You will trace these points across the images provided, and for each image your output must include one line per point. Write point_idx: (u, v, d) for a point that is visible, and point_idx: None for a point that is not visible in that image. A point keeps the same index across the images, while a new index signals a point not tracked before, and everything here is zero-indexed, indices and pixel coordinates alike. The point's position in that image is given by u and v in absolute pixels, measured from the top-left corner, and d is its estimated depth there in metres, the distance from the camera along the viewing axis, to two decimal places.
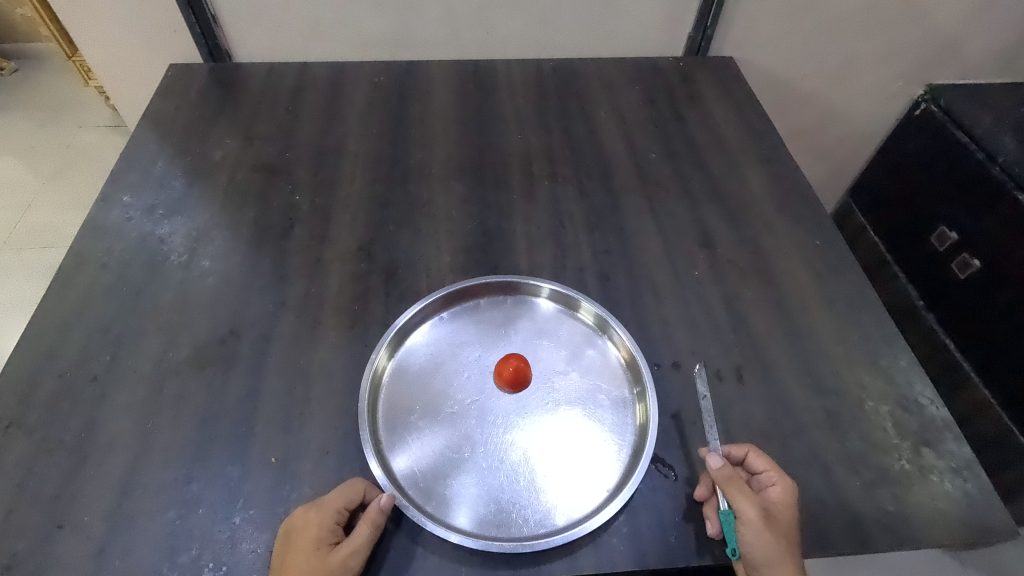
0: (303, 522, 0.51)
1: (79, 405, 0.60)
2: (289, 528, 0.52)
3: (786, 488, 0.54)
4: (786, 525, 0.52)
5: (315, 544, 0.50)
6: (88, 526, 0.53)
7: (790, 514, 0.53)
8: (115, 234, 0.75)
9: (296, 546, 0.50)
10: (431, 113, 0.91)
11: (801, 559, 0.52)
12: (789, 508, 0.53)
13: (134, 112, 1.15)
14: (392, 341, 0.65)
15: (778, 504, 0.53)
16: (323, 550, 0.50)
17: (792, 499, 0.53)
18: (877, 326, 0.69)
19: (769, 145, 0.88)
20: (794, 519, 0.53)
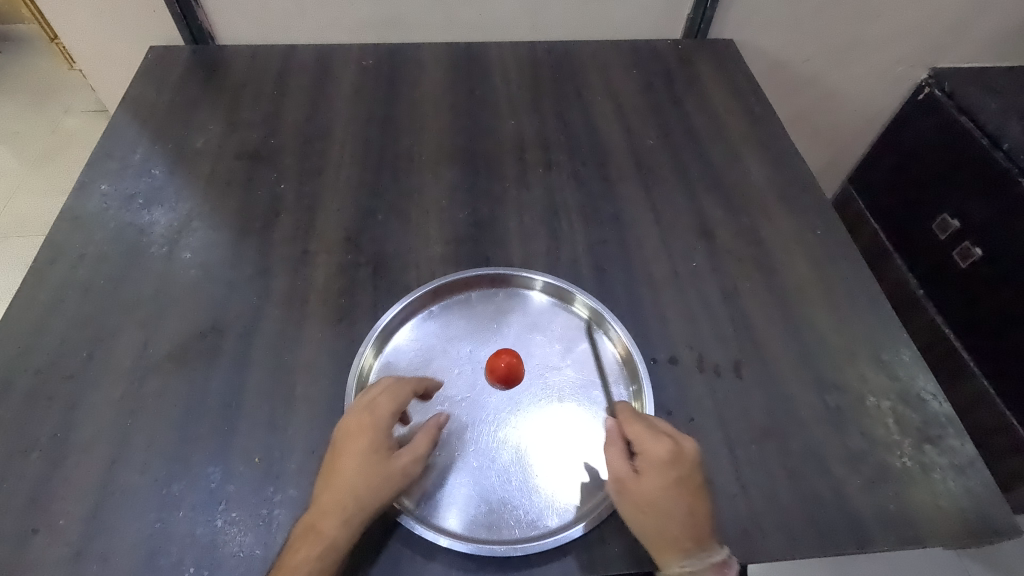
0: (358, 426, 0.52)
1: (57, 403, 0.58)
2: (342, 432, 0.52)
3: (659, 450, 0.51)
4: (664, 489, 0.50)
5: (370, 451, 0.51)
6: (65, 530, 0.51)
7: (667, 477, 0.50)
8: (92, 225, 0.72)
9: (350, 452, 0.51)
10: (422, 97, 0.88)
11: (677, 534, 0.49)
12: (667, 469, 0.50)
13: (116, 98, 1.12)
14: (378, 337, 0.63)
15: (652, 467, 0.51)
16: (379, 456, 0.51)
17: (668, 460, 0.50)
18: (879, 318, 0.67)
19: (770, 130, 0.86)
20: (674, 481, 0.50)
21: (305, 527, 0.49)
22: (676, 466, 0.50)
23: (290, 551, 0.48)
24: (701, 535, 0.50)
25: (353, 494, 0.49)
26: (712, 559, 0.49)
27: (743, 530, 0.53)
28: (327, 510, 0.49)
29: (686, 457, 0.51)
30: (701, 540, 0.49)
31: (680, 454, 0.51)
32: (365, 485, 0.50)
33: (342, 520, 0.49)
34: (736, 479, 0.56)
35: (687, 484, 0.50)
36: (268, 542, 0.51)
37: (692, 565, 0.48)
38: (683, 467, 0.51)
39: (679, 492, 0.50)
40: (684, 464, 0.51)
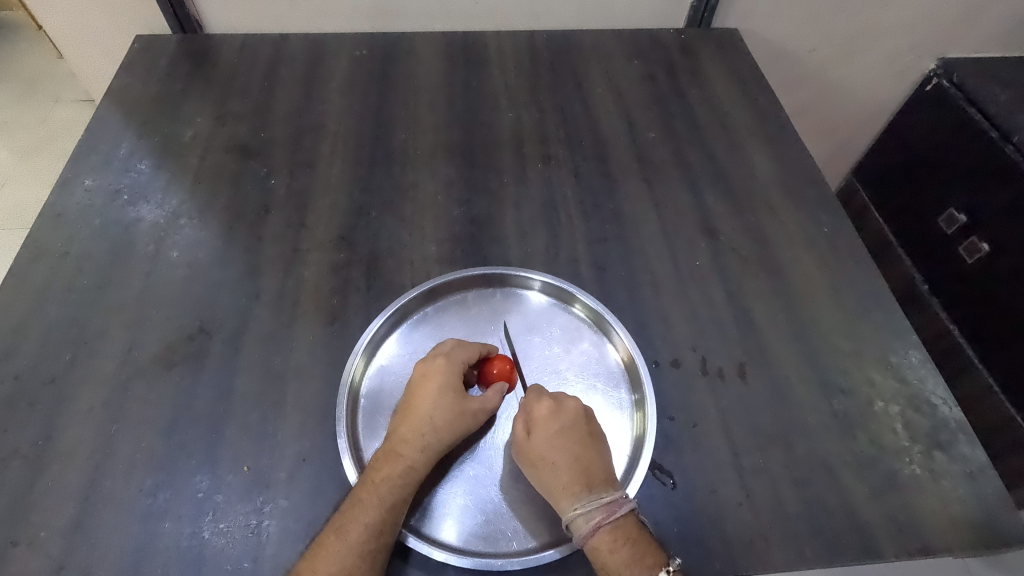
0: (432, 370, 0.55)
1: (38, 409, 0.56)
2: (423, 371, 0.55)
3: (542, 403, 0.54)
4: (548, 439, 0.52)
5: (450, 389, 0.54)
6: (46, 542, 0.50)
7: (549, 427, 0.52)
8: (76, 222, 0.70)
9: (431, 390, 0.54)
10: (417, 88, 0.86)
11: (571, 485, 0.50)
12: (549, 420, 0.53)
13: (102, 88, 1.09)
14: (371, 342, 0.61)
15: (537, 421, 0.53)
16: (459, 395, 0.54)
17: (551, 412, 0.53)
18: (888, 320, 0.65)
19: (775, 123, 0.83)
20: (557, 430, 0.52)
21: (385, 455, 0.51)
22: (559, 416, 0.53)
23: (368, 476, 0.50)
24: (592, 480, 0.51)
25: (433, 427, 0.52)
26: (602, 499, 0.49)
27: (747, 540, 0.51)
28: (407, 439, 0.52)
29: (569, 408, 0.54)
30: (592, 485, 0.51)
31: (563, 405, 0.54)
32: (444, 421, 0.53)
33: (421, 450, 0.51)
34: (740, 488, 0.54)
35: (572, 433, 0.53)
36: (257, 555, 0.50)
37: (582, 507, 0.49)
38: (567, 418, 0.53)
39: (564, 440, 0.52)
40: (567, 415, 0.53)
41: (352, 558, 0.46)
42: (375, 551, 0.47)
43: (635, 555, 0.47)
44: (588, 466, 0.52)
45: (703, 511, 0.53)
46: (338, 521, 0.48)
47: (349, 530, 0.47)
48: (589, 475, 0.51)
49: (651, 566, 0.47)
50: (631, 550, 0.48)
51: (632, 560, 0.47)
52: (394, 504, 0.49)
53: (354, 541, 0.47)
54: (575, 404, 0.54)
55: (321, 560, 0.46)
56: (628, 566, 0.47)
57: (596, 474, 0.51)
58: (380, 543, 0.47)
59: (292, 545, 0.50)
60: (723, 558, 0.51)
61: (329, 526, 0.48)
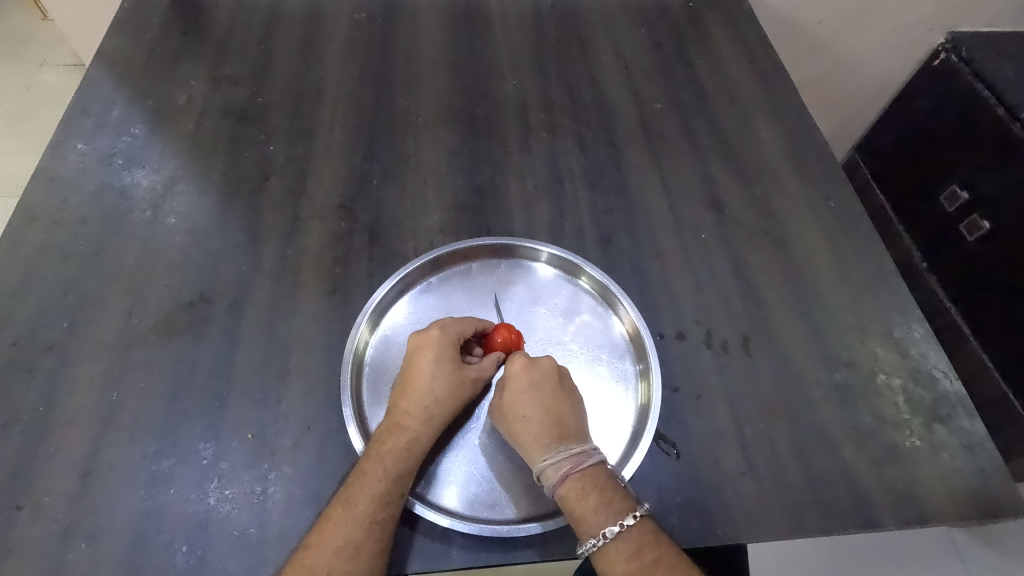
0: (428, 341, 0.54)
1: (37, 376, 0.56)
2: (418, 343, 0.54)
3: (515, 360, 0.54)
4: (519, 395, 0.52)
5: (446, 359, 0.53)
6: (50, 507, 0.50)
7: (521, 381, 0.53)
8: (69, 186, 0.68)
9: (427, 361, 0.53)
10: (418, 54, 0.83)
11: (541, 436, 0.50)
12: (522, 374, 0.53)
13: (100, 38, 1.04)
14: (374, 312, 0.60)
15: (510, 376, 0.53)
16: (456, 364, 0.54)
17: (525, 367, 0.53)
18: (892, 294, 0.65)
19: (783, 94, 0.81)
20: (529, 383, 0.52)
21: (387, 428, 0.51)
22: (532, 371, 0.53)
23: (372, 450, 0.50)
24: (563, 432, 0.51)
25: (434, 398, 0.52)
26: (572, 450, 0.49)
27: (749, 508, 0.52)
28: (409, 410, 0.52)
29: (542, 364, 0.54)
30: (564, 437, 0.51)
31: (538, 362, 0.54)
32: (443, 391, 0.53)
33: (424, 421, 0.51)
34: (742, 458, 0.55)
35: (545, 387, 0.53)
36: (263, 521, 0.50)
37: (553, 457, 0.49)
38: (540, 371, 0.53)
39: (536, 394, 0.52)
40: (541, 369, 0.53)
41: (361, 529, 0.46)
42: (383, 522, 0.47)
43: (602, 501, 0.48)
44: (559, 417, 0.52)
45: (706, 481, 0.53)
46: (343, 495, 0.48)
47: (355, 503, 0.47)
48: (560, 426, 0.51)
49: (619, 512, 0.48)
50: (599, 497, 0.48)
51: (599, 506, 0.48)
52: (399, 475, 0.49)
53: (362, 513, 0.47)
54: (547, 359, 0.54)
55: (328, 533, 0.46)
56: (596, 513, 0.47)
57: (568, 425, 0.52)
58: (387, 513, 0.48)
59: (297, 512, 0.50)
60: (725, 526, 0.51)
61: (336, 500, 0.48)
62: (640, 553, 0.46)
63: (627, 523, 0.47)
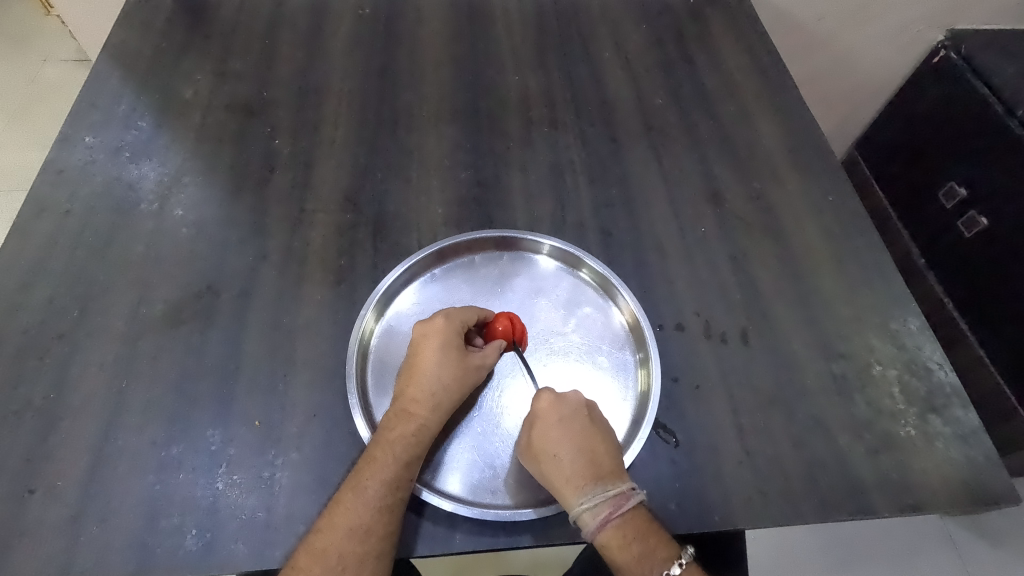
0: (433, 330, 0.55)
1: (48, 363, 0.57)
2: (423, 332, 0.55)
3: (542, 397, 0.53)
4: (550, 434, 0.52)
5: (453, 347, 0.54)
6: (62, 491, 0.51)
7: (550, 419, 0.53)
8: (77, 178, 0.69)
9: (433, 349, 0.54)
10: (421, 49, 0.84)
11: (576, 480, 0.50)
12: (551, 412, 0.53)
13: (113, 15, 1.04)
14: (379, 301, 0.61)
15: (539, 414, 0.53)
16: (461, 351, 0.55)
17: (552, 403, 0.53)
18: (889, 287, 0.66)
19: (783, 90, 0.82)
20: (558, 421, 0.52)
21: (395, 415, 0.52)
22: (560, 407, 0.53)
23: (381, 436, 0.51)
24: (598, 473, 0.50)
25: (440, 385, 0.53)
26: (609, 492, 0.49)
27: (746, 496, 0.53)
28: (417, 397, 0.53)
29: (570, 400, 0.54)
30: (599, 478, 0.50)
31: (565, 397, 0.54)
32: (450, 378, 0.54)
33: (431, 407, 0.52)
34: (740, 447, 0.56)
35: (574, 425, 0.52)
36: (271, 505, 0.51)
37: (589, 502, 0.49)
38: (569, 408, 0.53)
39: (567, 432, 0.52)
40: (568, 405, 0.53)
41: (372, 512, 0.47)
42: (393, 505, 0.48)
43: (646, 548, 0.48)
44: (593, 457, 0.51)
45: (704, 468, 0.54)
46: (353, 479, 0.49)
47: (366, 487, 0.48)
48: (594, 466, 0.51)
49: (664, 559, 0.48)
50: (642, 545, 0.48)
51: (644, 554, 0.48)
52: (409, 460, 0.50)
53: (372, 496, 0.48)
54: (574, 396, 0.54)
55: (339, 516, 0.48)
56: (640, 561, 0.48)
57: (603, 465, 0.51)
58: (397, 497, 0.49)
59: (304, 497, 0.51)
60: (723, 512, 0.52)
61: (345, 484, 0.49)
62: None
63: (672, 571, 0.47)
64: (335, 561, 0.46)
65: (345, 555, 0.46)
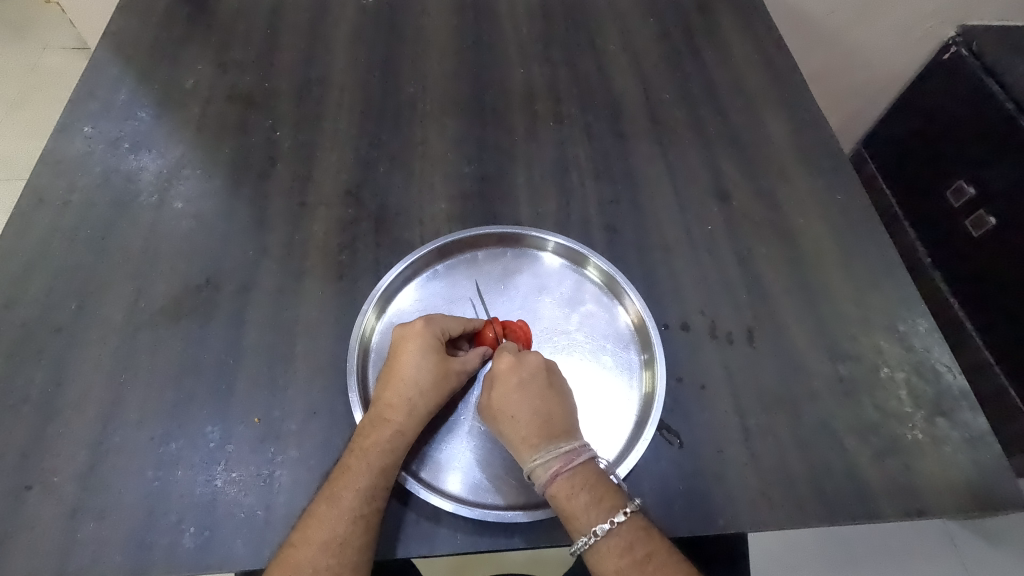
0: (413, 335, 0.54)
1: (47, 356, 0.56)
2: (403, 335, 0.54)
3: (502, 358, 0.53)
4: (507, 394, 0.52)
5: (432, 351, 0.54)
6: (59, 487, 0.50)
7: (509, 381, 0.52)
8: (76, 169, 0.68)
9: (412, 353, 0.53)
10: (425, 41, 0.83)
11: (529, 437, 0.50)
12: (510, 373, 0.53)
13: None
14: (381, 298, 0.61)
15: (498, 376, 0.53)
16: (442, 356, 0.54)
17: (512, 364, 0.53)
18: (898, 287, 0.65)
19: (792, 85, 0.80)
20: (517, 383, 0.52)
21: (371, 422, 0.51)
22: (519, 370, 0.53)
23: (356, 444, 0.50)
24: (552, 431, 0.51)
25: (418, 390, 0.52)
26: (560, 449, 0.49)
27: (751, 498, 0.53)
28: (392, 403, 0.52)
29: (530, 362, 0.53)
30: (552, 436, 0.50)
31: (525, 359, 0.53)
32: (429, 383, 0.53)
33: (408, 413, 0.52)
34: (745, 449, 0.55)
35: (532, 386, 0.52)
36: (270, 503, 0.50)
37: (541, 457, 0.49)
38: (528, 370, 0.53)
39: (524, 392, 0.52)
40: (528, 366, 0.53)
41: (347, 524, 0.47)
42: (367, 516, 0.48)
43: (592, 499, 0.48)
44: (548, 416, 0.51)
45: (708, 470, 0.54)
46: (327, 490, 0.49)
47: (340, 498, 0.48)
48: (549, 424, 0.51)
49: (609, 509, 0.48)
50: (589, 496, 0.48)
51: (590, 505, 0.48)
52: (383, 468, 0.49)
53: (347, 507, 0.47)
54: (533, 356, 0.54)
55: (313, 529, 0.47)
56: (586, 511, 0.48)
57: (557, 424, 0.51)
58: (372, 507, 0.48)
59: (303, 495, 0.51)
60: (726, 514, 0.52)
61: (321, 495, 0.49)
62: (632, 549, 0.47)
63: (616, 520, 0.47)
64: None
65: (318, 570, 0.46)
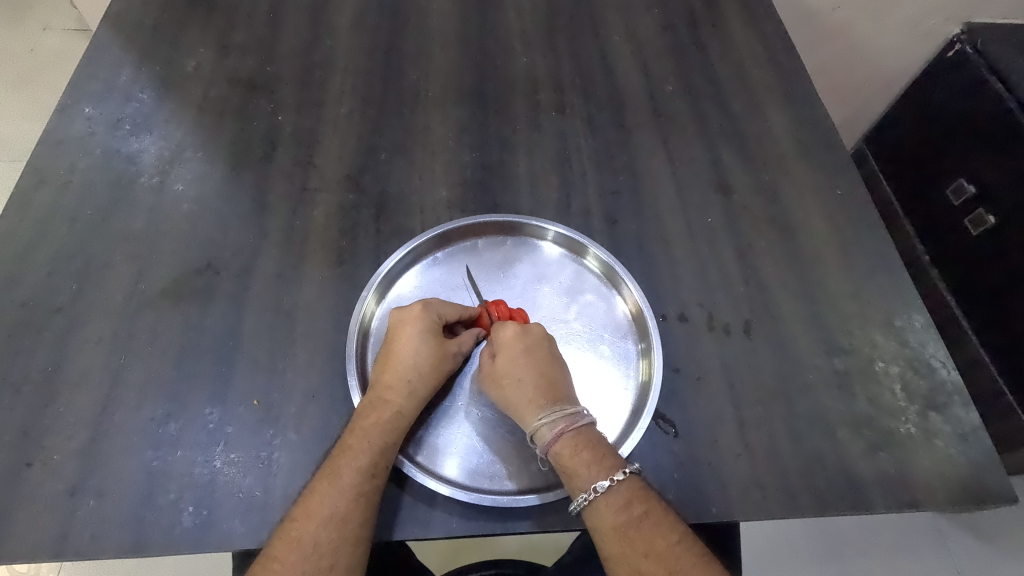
0: (409, 317, 0.54)
1: (46, 336, 0.56)
2: (400, 318, 0.55)
3: (507, 328, 0.55)
4: (513, 359, 0.53)
5: (429, 334, 0.54)
6: (58, 465, 0.51)
7: (515, 348, 0.54)
8: (76, 150, 0.68)
9: (409, 336, 0.54)
10: (429, 28, 0.82)
11: (534, 396, 0.52)
12: (515, 341, 0.54)
13: None
14: (381, 284, 0.61)
15: (503, 344, 0.54)
16: (439, 340, 0.54)
17: (517, 333, 0.54)
18: (896, 283, 0.65)
19: (795, 78, 0.80)
20: (523, 350, 0.54)
21: (371, 403, 0.52)
22: (525, 338, 0.54)
23: (356, 423, 0.51)
24: (556, 394, 0.53)
25: (416, 372, 0.53)
26: (566, 410, 0.51)
27: (744, 489, 0.53)
28: (391, 384, 0.52)
29: (535, 332, 0.55)
30: (557, 399, 0.52)
31: (529, 329, 0.55)
32: (427, 366, 0.53)
33: (407, 394, 0.52)
34: (740, 440, 0.55)
35: (538, 353, 0.54)
36: (268, 485, 0.51)
37: (547, 416, 0.51)
38: (532, 338, 0.55)
39: (530, 357, 0.54)
40: (533, 336, 0.55)
41: (348, 500, 0.48)
42: (367, 493, 0.48)
43: (594, 458, 0.50)
44: (551, 381, 0.53)
45: (702, 459, 0.54)
46: (328, 468, 0.49)
47: (341, 474, 0.48)
48: (553, 389, 0.53)
49: (610, 468, 0.49)
50: (591, 455, 0.50)
51: (591, 462, 0.50)
52: (384, 448, 0.50)
53: (348, 484, 0.48)
54: (536, 325, 0.56)
55: (315, 505, 0.48)
56: (587, 468, 0.49)
57: (561, 389, 0.53)
58: (373, 484, 0.49)
59: (303, 477, 0.51)
60: (719, 503, 0.52)
61: (321, 472, 0.49)
62: (630, 506, 0.48)
63: (616, 478, 0.49)
64: (311, 550, 0.46)
65: (321, 544, 0.46)
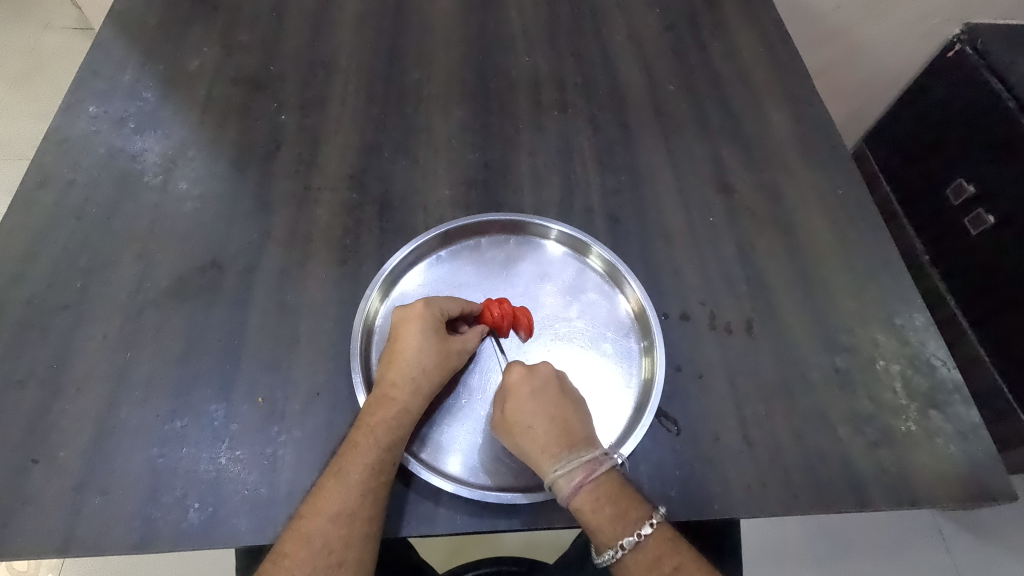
0: (411, 315, 0.55)
1: (52, 334, 0.57)
2: (404, 316, 0.55)
3: (513, 370, 0.54)
4: (521, 405, 0.52)
5: (433, 331, 0.54)
6: (64, 462, 0.51)
7: (523, 392, 0.53)
8: (81, 148, 0.68)
9: (413, 334, 0.54)
10: (432, 27, 0.83)
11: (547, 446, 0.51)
12: (522, 384, 0.53)
13: None
14: (385, 282, 0.61)
15: (511, 388, 0.54)
16: (442, 338, 0.55)
17: (523, 375, 0.54)
18: (896, 282, 0.65)
19: (796, 78, 0.81)
20: (531, 394, 0.53)
21: (376, 400, 0.52)
22: (532, 381, 0.54)
23: (362, 420, 0.51)
24: (571, 441, 0.52)
25: (420, 370, 0.53)
26: (582, 458, 0.50)
27: (746, 486, 0.53)
28: (396, 381, 0.52)
29: (542, 372, 0.54)
30: (573, 446, 0.51)
31: (536, 369, 0.54)
32: (430, 363, 0.53)
33: (412, 392, 0.52)
34: (741, 437, 0.56)
35: (547, 397, 0.53)
36: (273, 482, 0.51)
37: (563, 468, 0.50)
38: (539, 380, 0.54)
39: (539, 401, 0.53)
40: (540, 377, 0.54)
41: (356, 497, 0.48)
42: (375, 490, 0.48)
43: (617, 512, 0.49)
44: (565, 426, 0.52)
45: (705, 458, 0.55)
46: (335, 466, 0.50)
47: (348, 472, 0.49)
48: (567, 435, 0.52)
49: (635, 521, 0.49)
50: (614, 508, 0.49)
51: (615, 517, 0.49)
52: (390, 444, 0.50)
53: (355, 480, 0.48)
54: (542, 365, 0.55)
55: (323, 502, 0.48)
56: (612, 524, 0.49)
57: (576, 434, 0.52)
58: (379, 481, 0.49)
59: (308, 474, 0.51)
60: (722, 500, 0.53)
61: (329, 469, 0.50)
62: (660, 561, 0.48)
63: (644, 532, 0.49)
64: (320, 547, 0.47)
65: (330, 540, 0.47)
